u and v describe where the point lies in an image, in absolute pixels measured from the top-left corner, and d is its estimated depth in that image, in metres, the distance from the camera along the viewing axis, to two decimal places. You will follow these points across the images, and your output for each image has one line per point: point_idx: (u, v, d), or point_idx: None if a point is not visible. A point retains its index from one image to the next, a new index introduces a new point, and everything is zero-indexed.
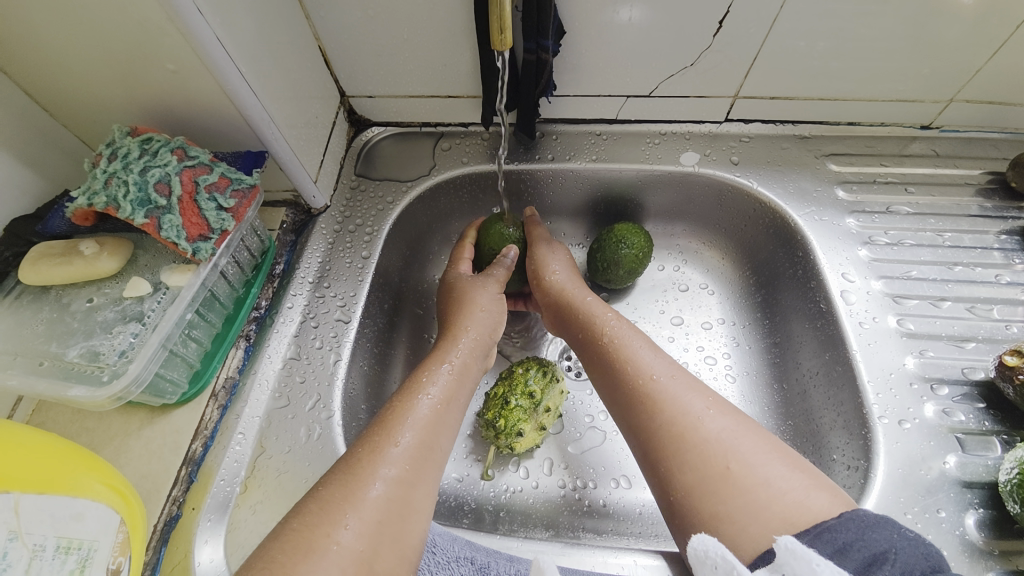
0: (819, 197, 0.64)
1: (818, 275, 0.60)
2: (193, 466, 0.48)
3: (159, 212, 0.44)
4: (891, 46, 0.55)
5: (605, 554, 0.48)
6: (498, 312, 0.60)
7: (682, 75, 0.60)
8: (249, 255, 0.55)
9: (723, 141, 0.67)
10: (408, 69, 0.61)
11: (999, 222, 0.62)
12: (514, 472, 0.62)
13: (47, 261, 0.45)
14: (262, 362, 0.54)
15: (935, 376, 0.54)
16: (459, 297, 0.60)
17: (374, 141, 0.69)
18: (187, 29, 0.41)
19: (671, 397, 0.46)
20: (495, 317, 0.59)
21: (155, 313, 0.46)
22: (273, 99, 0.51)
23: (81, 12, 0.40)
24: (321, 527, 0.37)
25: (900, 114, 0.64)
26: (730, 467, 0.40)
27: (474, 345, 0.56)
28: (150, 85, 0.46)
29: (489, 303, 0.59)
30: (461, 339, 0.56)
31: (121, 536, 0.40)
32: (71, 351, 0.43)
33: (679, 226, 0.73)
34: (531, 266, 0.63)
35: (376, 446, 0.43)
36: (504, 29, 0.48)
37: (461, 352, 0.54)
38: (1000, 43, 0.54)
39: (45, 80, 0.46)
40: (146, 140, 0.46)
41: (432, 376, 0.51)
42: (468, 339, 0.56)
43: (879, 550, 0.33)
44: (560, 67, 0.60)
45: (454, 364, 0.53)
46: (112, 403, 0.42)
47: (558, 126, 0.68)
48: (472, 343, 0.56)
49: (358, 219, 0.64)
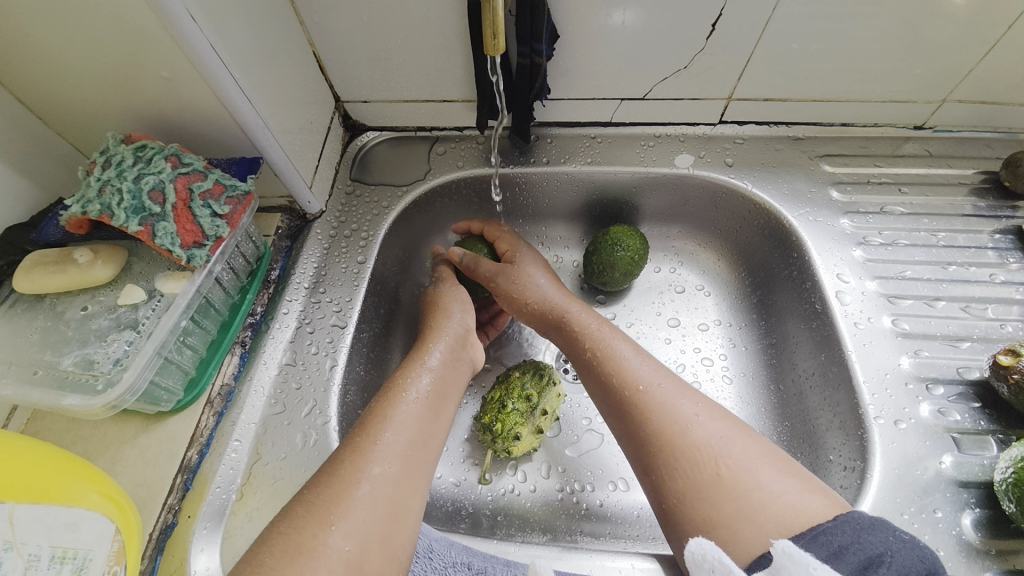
0: (814, 198, 0.64)
1: (813, 276, 0.60)
2: (189, 474, 0.48)
3: (153, 219, 0.44)
4: (883, 48, 0.56)
5: (603, 557, 0.48)
6: (465, 303, 0.60)
7: (676, 77, 0.61)
8: (244, 261, 0.55)
9: (717, 143, 0.67)
10: (402, 73, 0.61)
11: (993, 221, 0.62)
12: (511, 475, 0.62)
13: (42, 270, 0.45)
14: (258, 368, 0.54)
15: (931, 376, 0.54)
16: (433, 304, 0.61)
17: (369, 146, 0.69)
18: (180, 37, 0.41)
19: (660, 404, 0.46)
20: (462, 314, 0.59)
21: (150, 321, 0.45)
22: (267, 105, 0.51)
23: (74, 20, 0.40)
24: (308, 529, 0.37)
25: (893, 115, 0.64)
26: (721, 474, 0.40)
27: (450, 338, 0.56)
28: (143, 92, 0.46)
29: (458, 304, 0.60)
30: (436, 338, 0.56)
31: (117, 545, 0.40)
32: (66, 359, 0.43)
33: (674, 228, 0.73)
34: (503, 296, 0.61)
35: (359, 446, 0.43)
36: (497, 34, 0.48)
37: (439, 348, 0.54)
38: (991, 43, 0.54)
39: (38, 87, 0.46)
40: (139, 147, 0.46)
41: (411, 374, 0.51)
42: (443, 334, 0.56)
43: (875, 553, 0.33)
44: (555, 70, 0.60)
45: (432, 362, 0.53)
46: (107, 411, 0.42)
47: (553, 129, 0.69)
48: (450, 337, 0.56)
49: (354, 224, 0.64)
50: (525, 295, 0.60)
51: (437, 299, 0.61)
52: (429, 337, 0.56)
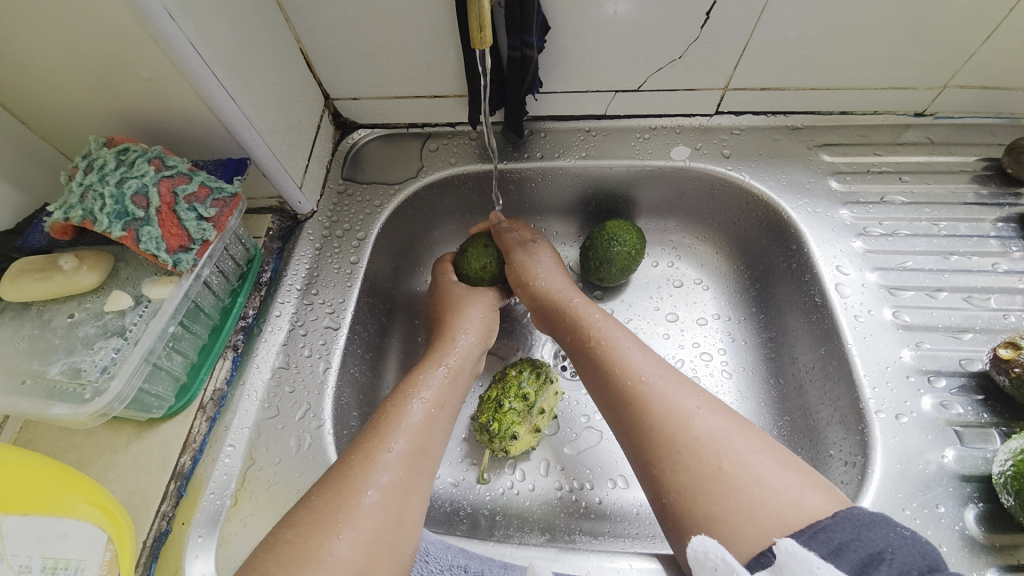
0: (812, 189, 0.63)
1: (812, 268, 0.59)
2: (182, 480, 0.47)
3: (137, 224, 0.43)
4: (880, 33, 0.54)
5: (601, 558, 0.48)
6: (485, 314, 0.60)
7: (671, 68, 0.59)
8: (234, 264, 0.55)
9: (714, 134, 0.66)
10: (392, 69, 0.60)
11: (995, 209, 0.61)
12: (509, 475, 0.61)
13: (27, 277, 0.44)
14: (250, 372, 0.53)
15: (932, 369, 0.53)
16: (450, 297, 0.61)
17: (361, 144, 0.68)
18: (159, 36, 0.40)
19: (661, 396, 0.46)
20: (481, 320, 0.59)
21: (137, 327, 0.45)
22: (254, 105, 0.50)
23: (51, 21, 0.39)
24: (314, 537, 0.36)
25: (893, 102, 0.63)
26: (722, 468, 0.40)
27: (468, 346, 0.56)
28: (126, 94, 0.45)
29: (481, 307, 0.60)
30: (458, 342, 0.56)
31: (111, 554, 0.39)
32: (53, 368, 0.42)
33: (672, 220, 0.72)
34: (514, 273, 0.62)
35: (370, 451, 0.43)
36: (484, 26, 0.47)
37: (457, 355, 0.55)
38: (992, 26, 0.53)
39: (19, 90, 0.45)
40: (122, 151, 0.45)
41: (428, 379, 0.51)
42: (465, 341, 0.56)
43: (875, 551, 0.32)
44: (546, 62, 0.59)
45: (449, 368, 0.53)
46: (95, 419, 0.42)
47: (547, 123, 0.68)
48: (469, 340, 0.56)
49: (346, 223, 0.63)
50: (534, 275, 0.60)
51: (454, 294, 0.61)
52: (447, 336, 0.56)
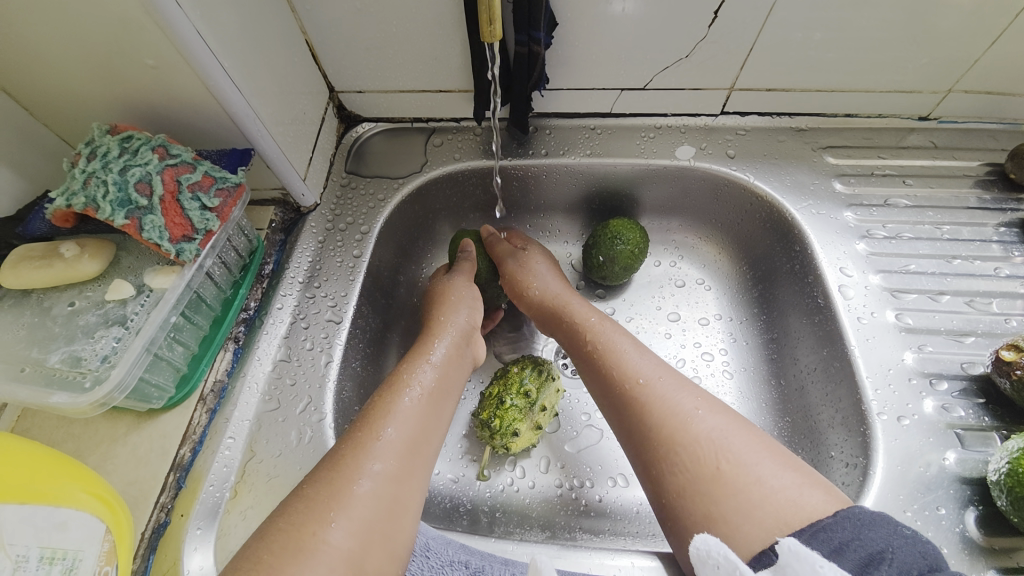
0: (816, 190, 0.63)
1: (816, 269, 0.59)
2: (182, 471, 0.47)
3: (140, 213, 0.43)
4: (888, 36, 0.54)
5: (602, 556, 0.48)
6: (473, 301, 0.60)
7: (677, 67, 0.59)
8: (236, 256, 0.55)
9: (719, 134, 0.66)
10: (397, 62, 0.59)
11: (998, 214, 0.61)
12: (509, 472, 0.61)
13: (27, 264, 0.44)
14: (251, 364, 0.53)
15: (933, 371, 0.53)
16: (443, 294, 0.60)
17: (365, 138, 0.68)
18: (165, 22, 0.39)
19: (660, 398, 0.46)
20: (469, 311, 0.58)
21: (138, 317, 0.45)
22: (258, 95, 0.50)
23: (56, 6, 0.39)
24: (308, 525, 0.36)
25: (897, 106, 0.63)
26: (721, 468, 0.39)
27: (456, 336, 0.55)
28: (130, 81, 0.45)
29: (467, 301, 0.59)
30: (442, 332, 0.55)
31: (108, 545, 0.39)
32: (53, 356, 0.42)
33: (675, 221, 0.72)
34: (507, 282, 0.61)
35: (360, 441, 0.42)
36: (493, 20, 0.47)
37: (443, 344, 0.54)
38: (998, 31, 0.53)
39: (20, 76, 0.45)
40: (126, 139, 0.45)
41: (414, 372, 0.50)
42: (451, 331, 0.55)
43: (876, 550, 0.32)
44: (553, 59, 0.59)
45: (436, 357, 0.52)
46: (95, 410, 0.41)
47: (552, 120, 0.67)
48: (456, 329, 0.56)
49: (349, 217, 0.63)
50: (528, 283, 0.60)
51: (449, 289, 0.60)
52: (435, 330, 0.55)
